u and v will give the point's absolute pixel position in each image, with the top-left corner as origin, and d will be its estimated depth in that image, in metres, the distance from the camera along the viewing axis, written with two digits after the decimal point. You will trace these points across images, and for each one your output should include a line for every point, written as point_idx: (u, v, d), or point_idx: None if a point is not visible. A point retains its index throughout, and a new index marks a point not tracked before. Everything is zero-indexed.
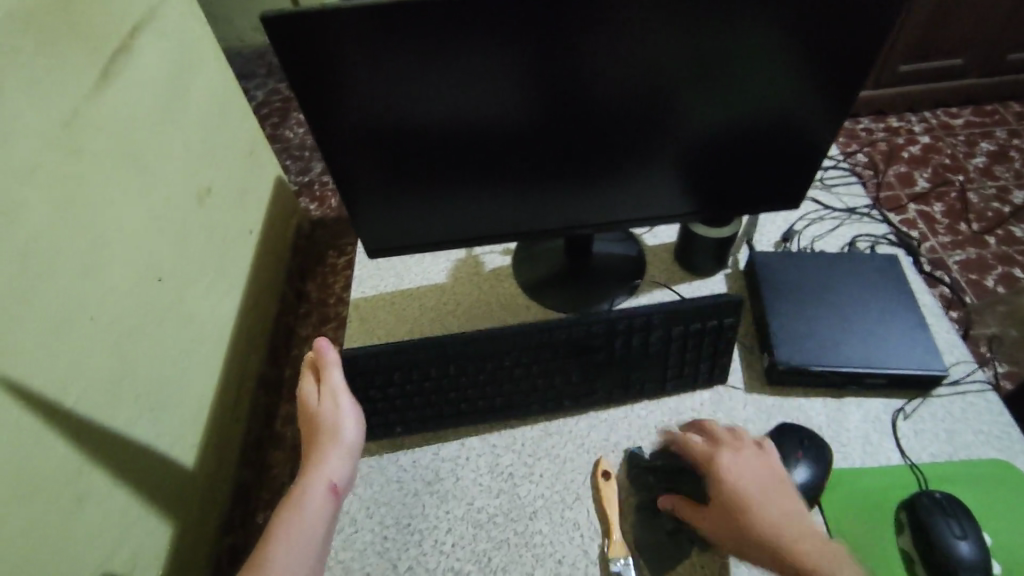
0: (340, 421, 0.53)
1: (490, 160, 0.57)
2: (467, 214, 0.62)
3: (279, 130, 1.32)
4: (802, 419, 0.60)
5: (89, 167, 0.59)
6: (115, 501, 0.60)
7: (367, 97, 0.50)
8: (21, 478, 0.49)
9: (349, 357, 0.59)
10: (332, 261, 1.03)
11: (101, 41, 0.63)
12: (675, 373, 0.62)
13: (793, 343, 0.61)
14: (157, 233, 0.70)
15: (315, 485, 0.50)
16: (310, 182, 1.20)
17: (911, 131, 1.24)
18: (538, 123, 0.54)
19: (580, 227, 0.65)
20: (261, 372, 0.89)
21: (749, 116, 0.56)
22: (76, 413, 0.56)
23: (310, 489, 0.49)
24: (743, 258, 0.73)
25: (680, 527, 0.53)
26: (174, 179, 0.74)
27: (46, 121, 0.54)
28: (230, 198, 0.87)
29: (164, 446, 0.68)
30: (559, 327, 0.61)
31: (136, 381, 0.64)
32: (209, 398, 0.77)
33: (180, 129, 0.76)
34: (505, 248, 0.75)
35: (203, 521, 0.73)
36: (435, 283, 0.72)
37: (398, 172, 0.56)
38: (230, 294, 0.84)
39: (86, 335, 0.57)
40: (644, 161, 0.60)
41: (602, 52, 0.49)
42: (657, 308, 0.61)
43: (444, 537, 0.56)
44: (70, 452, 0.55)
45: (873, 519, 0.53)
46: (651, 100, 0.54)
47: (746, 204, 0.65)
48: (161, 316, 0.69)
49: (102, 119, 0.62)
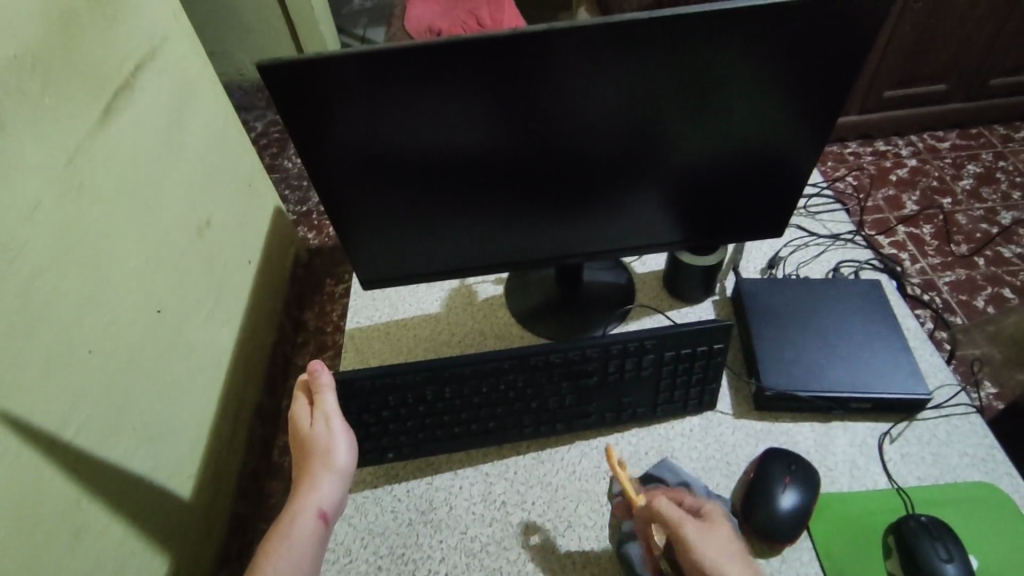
0: (332, 444, 0.53)
1: (481, 192, 0.58)
2: (459, 246, 0.64)
3: (278, 161, 1.34)
4: (790, 443, 0.61)
5: (88, 205, 0.61)
6: (112, 534, 0.60)
7: (360, 135, 0.51)
8: (20, 511, 0.50)
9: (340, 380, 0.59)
10: (329, 290, 1.04)
11: (104, 82, 0.65)
12: (666, 397, 0.63)
13: (779, 369, 0.63)
14: (157, 266, 0.72)
15: (306, 508, 0.50)
16: (308, 212, 1.22)
17: (898, 155, 1.26)
18: (528, 154, 0.56)
19: (570, 257, 0.67)
20: (258, 402, 0.89)
21: (731, 145, 0.58)
22: (75, 446, 0.56)
23: (300, 514, 0.49)
24: (730, 285, 0.75)
25: None
26: (174, 213, 0.76)
27: (50, 160, 0.56)
28: (229, 229, 0.88)
29: (162, 478, 0.69)
30: (555, 353, 0.61)
31: (134, 413, 0.65)
32: (207, 429, 0.77)
33: (180, 164, 0.78)
34: (498, 277, 0.76)
35: (199, 553, 0.73)
36: (429, 312, 0.73)
37: (392, 206, 0.58)
38: (228, 324, 0.85)
39: (85, 370, 0.58)
40: (634, 189, 0.61)
41: (586, 89, 0.51)
42: (649, 334, 0.61)
43: (438, 567, 0.56)
44: (69, 484, 0.55)
45: (860, 542, 0.53)
46: (636, 132, 0.56)
47: (731, 229, 0.67)
48: (160, 347, 0.70)
49: (103, 158, 0.63)
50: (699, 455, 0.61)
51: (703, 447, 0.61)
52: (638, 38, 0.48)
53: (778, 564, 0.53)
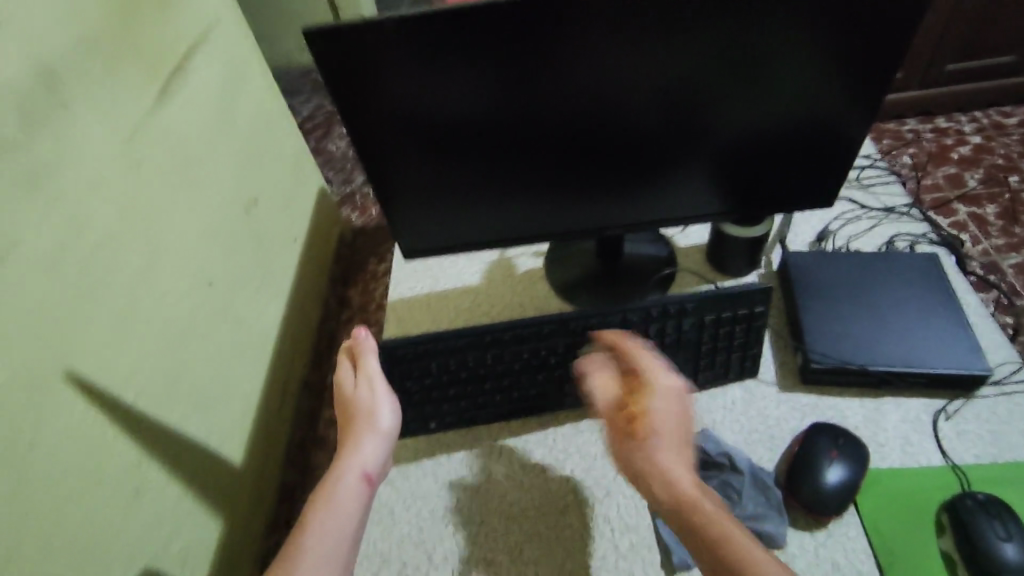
0: (376, 406, 0.55)
1: (523, 163, 0.58)
2: (500, 218, 0.64)
3: (322, 143, 1.36)
4: (841, 418, 0.59)
5: (144, 181, 0.63)
6: (170, 494, 0.63)
7: (401, 105, 0.52)
8: (84, 466, 0.53)
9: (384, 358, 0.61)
10: (373, 268, 1.06)
11: (159, 62, 0.67)
12: (706, 362, 0.61)
13: (827, 342, 0.61)
14: (209, 240, 0.74)
15: (351, 467, 0.51)
16: (351, 193, 1.24)
17: (960, 132, 1.18)
18: (568, 124, 0.55)
19: (611, 228, 0.66)
20: (305, 375, 0.93)
21: (778, 113, 0.56)
22: (137, 408, 0.60)
23: (344, 473, 0.51)
24: (777, 257, 0.72)
25: None
26: (224, 190, 0.78)
27: (111, 137, 0.59)
28: (275, 208, 0.91)
29: (215, 443, 0.72)
30: (594, 317, 0.61)
31: (186, 380, 0.68)
32: (256, 398, 0.81)
33: (228, 143, 0.80)
34: (537, 250, 0.76)
35: (251, 516, 0.76)
36: (469, 285, 0.74)
37: (433, 176, 0.59)
38: (275, 298, 0.88)
39: (143, 337, 0.61)
40: (673, 160, 0.60)
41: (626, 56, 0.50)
42: (690, 296, 0.60)
43: (478, 530, 0.57)
44: (131, 444, 0.58)
45: (913, 520, 0.52)
46: (676, 100, 0.54)
47: (775, 202, 0.65)
48: (211, 319, 0.73)
49: (159, 134, 0.66)
50: (741, 428, 0.59)
51: (746, 420, 0.60)
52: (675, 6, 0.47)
53: (822, 537, 0.52)
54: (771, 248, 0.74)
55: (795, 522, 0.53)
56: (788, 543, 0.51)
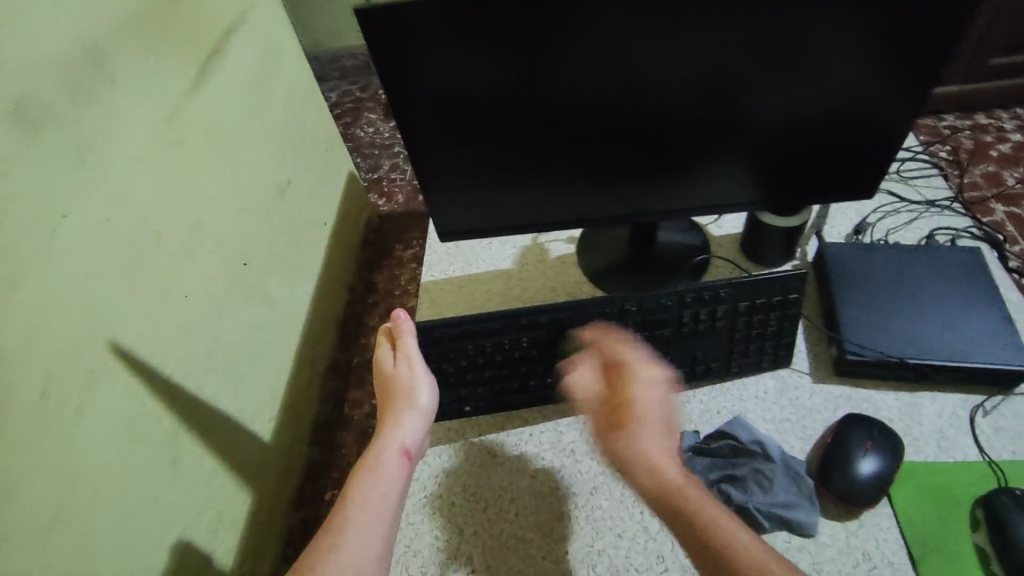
0: (415, 385, 0.57)
1: (559, 148, 0.59)
2: (535, 202, 0.64)
3: (351, 129, 1.38)
4: (875, 410, 0.59)
5: (185, 160, 0.65)
6: (204, 466, 0.65)
7: (440, 88, 0.53)
8: (126, 435, 0.54)
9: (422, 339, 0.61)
10: (398, 255, 1.08)
11: (200, 43, 0.68)
12: (740, 350, 0.62)
13: (865, 334, 0.60)
14: (243, 220, 0.76)
15: (391, 444, 0.53)
16: (378, 179, 1.25)
17: (1001, 129, 1.16)
18: (604, 109, 0.55)
19: (646, 215, 0.66)
20: (332, 356, 0.95)
21: (817, 103, 0.56)
22: (174, 380, 0.61)
23: (386, 448, 0.53)
24: (812, 249, 0.72)
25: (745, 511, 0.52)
26: (259, 171, 0.80)
27: (154, 115, 0.60)
28: (307, 190, 0.92)
29: (247, 418, 0.73)
30: (630, 302, 0.61)
31: (221, 356, 0.69)
32: (285, 376, 0.82)
33: (264, 125, 0.81)
34: (570, 236, 0.76)
35: (280, 490, 0.78)
36: (501, 269, 0.74)
37: (469, 158, 0.59)
38: (304, 279, 0.89)
39: (181, 312, 0.63)
40: (708, 148, 0.60)
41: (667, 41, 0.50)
42: (725, 282, 0.60)
43: (508, 507, 0.58)
44: (168, 415, 0.60)
45: (947, 513, 0.51)
46: (713, 88, 0.54)
47: (812, 192, 0.64)
48: (244, 298, 0.75)
49: (199, 114, 0.67)
50: (773, 416, 0.60)
51: (778, 409, 0.60)
52: (690, 4, 0.48)
53: (853, 527, 0.52)
54: (806, 239, 0.73)
55: (826, 511, 0.53)
56: (818, 531, 0.52)
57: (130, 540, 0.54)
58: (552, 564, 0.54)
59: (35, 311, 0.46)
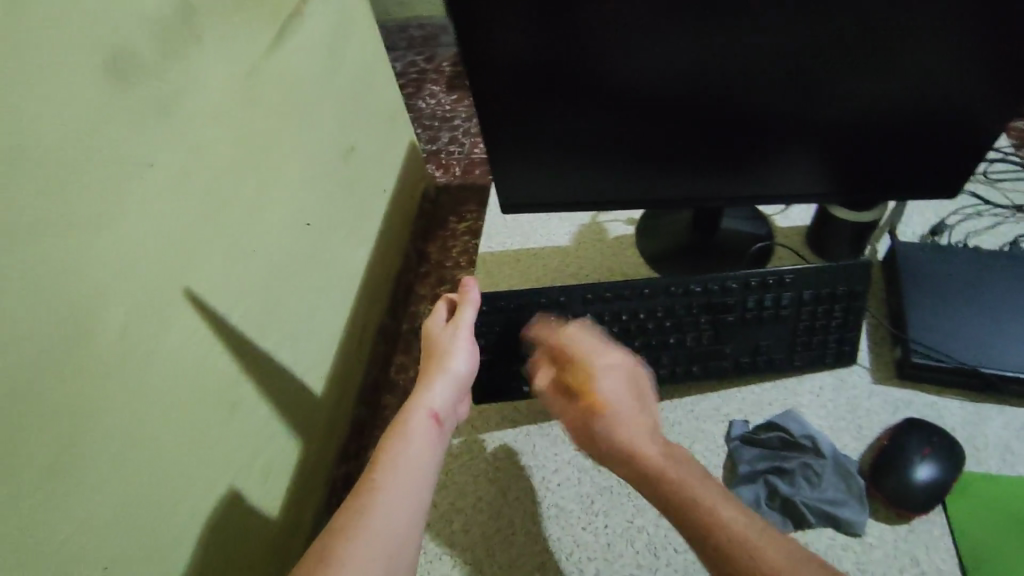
0: (450, 352, 0.58)
1: (630, 121, 0.58)
2: (599, 180, 0.64)
3: (413, 100, 1.39)
4: (938, 417, 0.57)
5: (259, 119, 0.67)
6: (259, 414, 0.68)
7: (516, 55, 0.53)
8: (195, 378, 0.57)
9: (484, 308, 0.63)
10: (453, 227, 1.11)
11: (281, 5, 0.70)
12: (802, 342, 0.61)
13: (934, 336, 0.58)
14: (309, 183, 0.78)
15: (419, 406, 0.54)
16: (437, 151, 1.26)
17: None
18: (679, 82, 0.54)
19: (713, 201, 0.65)
20: (383, 321, 0.97)
21: (897, 93, 0.53)
22: (239, 329, 0.64)
23: (415, 411, 0.54)
24: (884, 246, 0.69)
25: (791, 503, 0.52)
26: (326, 135, 0.82)
27: (235, 71, 0.62)
28: (369, 157, 0.94)
29: (299, 372, 0.76)
30: (695, 283, 0.62)
31: (282, 311, 0.72)
32: (337, 336, 0.85)
33: (334, 90, 0.83)
34: (630, 218, 0.76)
35: (326, 443, 0.81)
36: (558, 245, 0.75)
37: (536, 130, 0.59)
38: (361, 245, 0.92)
39: (247, 265, 0.65)
40: (783, 130, 0.58)
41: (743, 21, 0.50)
42: (792, 269, 0.61)
43: (552, 476, 0.59)
44: (232, 363, 0.63)
45: (1005, 528, 0.50)
46: (797, 67, 0.52)
47: (887, 187, 0.61)
48: (305, 257, 0.77)
49: (275, 75, 0.70)
50: (828, 413, 0.59)
51: (834, 406, 0.59)
52: (689, 6, 0.49)
53: (904, 531, 0.51)
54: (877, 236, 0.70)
55: (875, 512, 0.52)
56: (866, 532, 0.51)
57: (193, 475, 0.57)
58: (591, 536, 0.55)
59: (117, 253, 0.48)
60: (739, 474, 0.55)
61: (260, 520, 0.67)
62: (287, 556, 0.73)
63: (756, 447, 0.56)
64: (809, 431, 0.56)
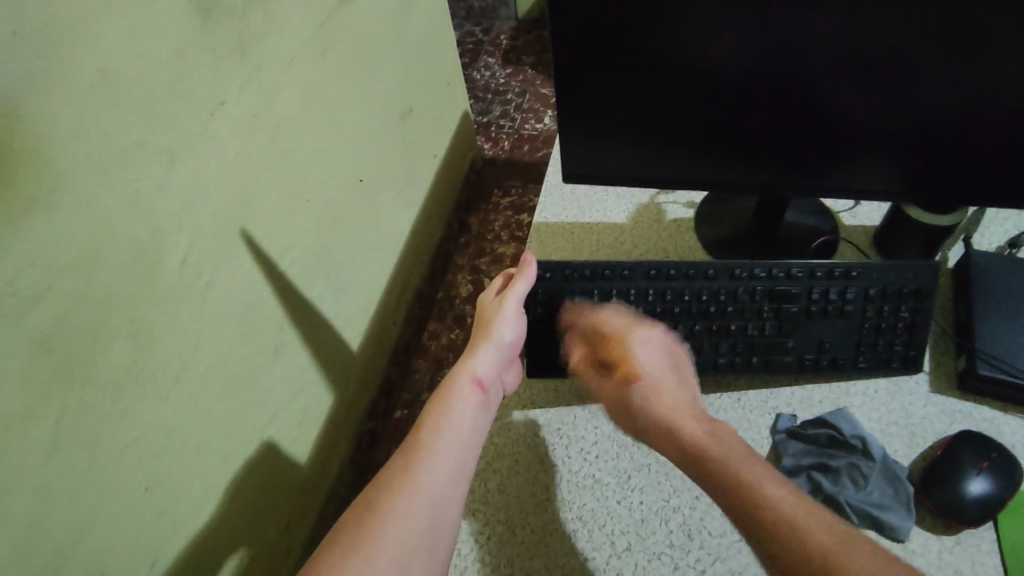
0: (497, 322, 0.58)
1: (707, 96, 0.57)
2: (664, 159, 0.63)
3: (469, 71, 1.38)
4: (996, 432, 0.56)
5: (329, 69, 0.67)
6: (299, 359, 0.68)
7: (603, 13, 0.53)
8: (243, 315, 0.58)
9: (547, 276, 0.62)
10: (495, 200, 1.12)
11: None
12: (869, 342, 0.60)
13: (1003, 352, 0.56)
14: (367, 139, 0.78)
15: (464, 372, 0.55)
16: (488, 123, 1.26)
17: None
18: (764, 58, 0.53)
19: (781, 189, 0.63)
20: (421, 287, 0.98)
21: (992, 90, 0.51)
22: (288, 275, 0.65)
23: (459, 378, 0.54)
24: (955, 253, 0.67)
25: (835, 500, 0.52)
26: (388, 95, 0.82)
27: (311, 18, 0.62)
28: (425, 121, 0.94)
29: (339, 324, 0.77)
30: (760, 268, 0.61)
31: (330, 262, 0.73)
32: (377, 294, 0.86)
33: (400, 49, 0.83)
34: (690, 201, 0.74)
35: (358, 397, 0.83)
36: (614, 222, 0.74)
37: (605, 101, 0.59)
38: (408, 207, 0.92)
39: (303, 211, 0.66)
40: (865, 117, 0.56)
41: (833, 5, 0.49)
42: (860, 262, 0.60)
43: (590, 448, 0.60)
44: (279, 308, 0.63)
45: None
46: (889, 53, 0.51)
47: (967, 191, 0.58)
48: (357, 212, 0.78)
49: (347, 27, 0.70)
50: (881, 416, 0.58)
51: (886, 411, 0.58)
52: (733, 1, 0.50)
53: (949, 542, 0.51)
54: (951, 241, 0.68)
55: (921, 521, 0.52)
56: (910, 539, 0.51)
57: (234, 409, 0.58)
58: (625, 510, 0.56)
59: (186, 182, 0.48)
60: (783, 466, 0.55)
61: (290, 463, 0.69)
62: (315, 501, 0.74)
63: (802, 441, 0.56)
64: (859, 432, 0.55)
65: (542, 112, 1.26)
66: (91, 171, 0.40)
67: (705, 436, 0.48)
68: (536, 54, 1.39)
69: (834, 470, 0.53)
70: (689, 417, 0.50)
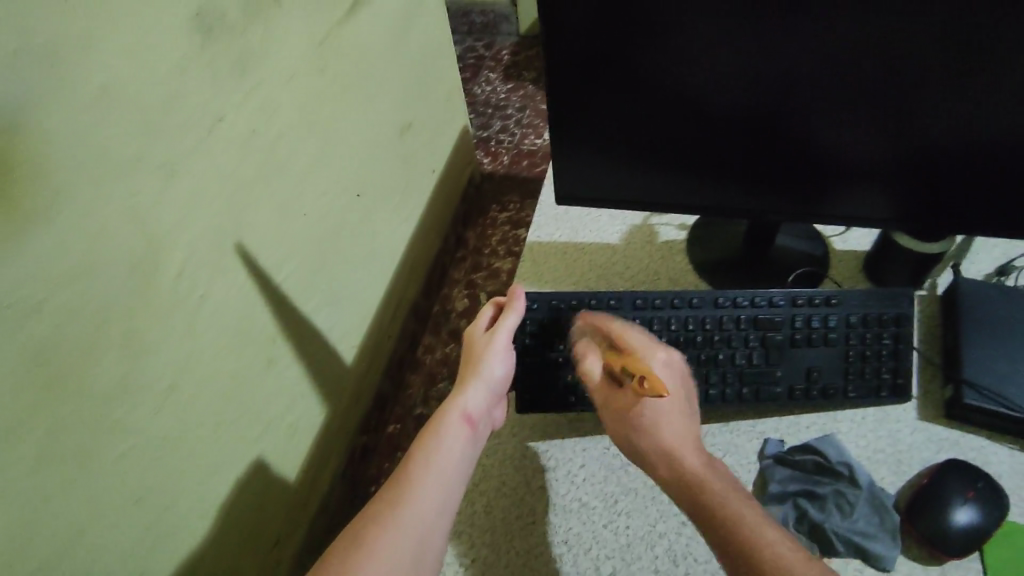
0: (488, 357, 0.58)
1: (700, 118, 0.58)
2: (657, 180, 0.63)
3: (470, 86, 1.39)
4: (982, 460, 0.56)
5: (328, 85, 0.68)
6: (292, 373, 0.68)
7: (599, 33, 0.53)
8: (237, 328, 0.58)
9: (535, 306, 0.64)
10: (493, 215, 1.12)
11: None
12: (856, 369, 0.60)
13: (989, 381, 0.56)
14: (365, 154, 0.79)
15: (454, 408, 0.54)
16: (487, 138, 1.26)
17: None
18: (757, 80, 0.54)
19: (771, 215, 0.64)
20: (416, 301, 0.98)
21: (982, 117, 0.51)
22: (283, 289, 0.65)
23: (449, 413, 0.54)
24: (944, 281, 0.67)
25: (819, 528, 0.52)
26: (387, 110, 0.83)
27: (311, 35, 0.63)
28: (424, 136, 0.95)
29: (334, 337, 0.77)
30: (743, 297, 0.62)
31: (325, 275, 0.73)
32: (372, 308, 0.86)
33: (400, 66, 0.84)
34: (683, 223, 0.75)
35: (351, 411, 0.82)
36: (607, 242, 0.74)
37: (600, 121, 0.60)
38: (405, 221, 0.92)
39: (299, 225, 0.66)
40: (856, 143, 0.56)
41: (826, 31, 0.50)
42: (838, 290, 0.62)
43: (578, 471, 0.60)
44: (273, 322, 0.63)
45: None
46: (882, 78, 0.51)
47: (956, 218, 0.59)
48: (353, 226, 0.78)
49: (348, 44, 0.71)
50: (868, 443, 0.58)
51: (873, 438, 0.58)
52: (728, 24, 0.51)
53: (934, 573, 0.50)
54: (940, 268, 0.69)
55: (906, 550, 0.52)
56: (894, 568, 0.51)
57: (225, 421, 0.58)
58: (611, 534, 0.56)
59: (182, 195, 0.48)
60: (768, 493, 0.55)
61: (280, 476, 0.68)
62: (306, 516, 0.74)
63: (789, 468, 0.56)
64: (845, 459, 0.55)
65: (541, 129, 1.27)
66: (86, 181, 0.40)
67: (699, 474, 0.48)
68: (536, 71, 1.40)
69: (818, 497, 0.54)
70: (688, 451, 0.49)
